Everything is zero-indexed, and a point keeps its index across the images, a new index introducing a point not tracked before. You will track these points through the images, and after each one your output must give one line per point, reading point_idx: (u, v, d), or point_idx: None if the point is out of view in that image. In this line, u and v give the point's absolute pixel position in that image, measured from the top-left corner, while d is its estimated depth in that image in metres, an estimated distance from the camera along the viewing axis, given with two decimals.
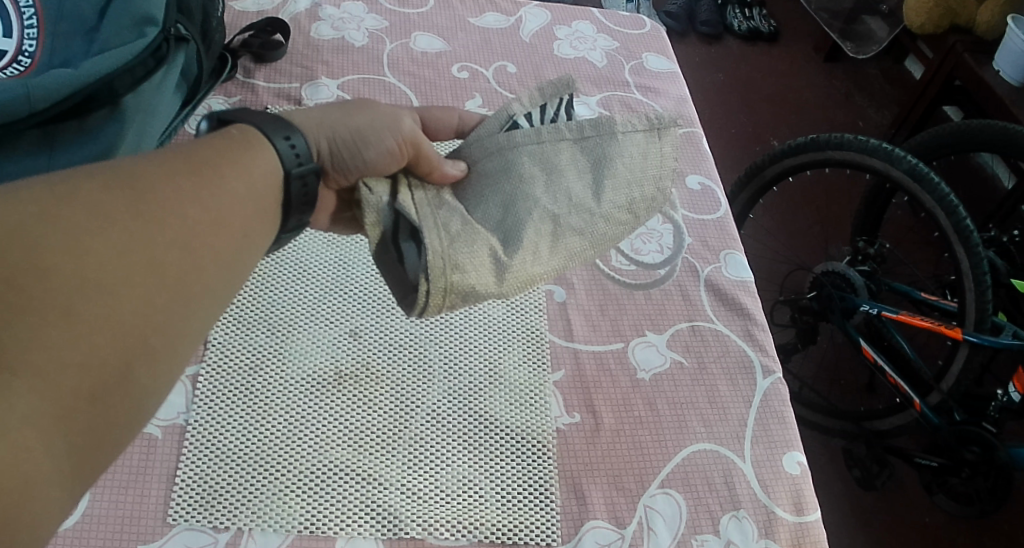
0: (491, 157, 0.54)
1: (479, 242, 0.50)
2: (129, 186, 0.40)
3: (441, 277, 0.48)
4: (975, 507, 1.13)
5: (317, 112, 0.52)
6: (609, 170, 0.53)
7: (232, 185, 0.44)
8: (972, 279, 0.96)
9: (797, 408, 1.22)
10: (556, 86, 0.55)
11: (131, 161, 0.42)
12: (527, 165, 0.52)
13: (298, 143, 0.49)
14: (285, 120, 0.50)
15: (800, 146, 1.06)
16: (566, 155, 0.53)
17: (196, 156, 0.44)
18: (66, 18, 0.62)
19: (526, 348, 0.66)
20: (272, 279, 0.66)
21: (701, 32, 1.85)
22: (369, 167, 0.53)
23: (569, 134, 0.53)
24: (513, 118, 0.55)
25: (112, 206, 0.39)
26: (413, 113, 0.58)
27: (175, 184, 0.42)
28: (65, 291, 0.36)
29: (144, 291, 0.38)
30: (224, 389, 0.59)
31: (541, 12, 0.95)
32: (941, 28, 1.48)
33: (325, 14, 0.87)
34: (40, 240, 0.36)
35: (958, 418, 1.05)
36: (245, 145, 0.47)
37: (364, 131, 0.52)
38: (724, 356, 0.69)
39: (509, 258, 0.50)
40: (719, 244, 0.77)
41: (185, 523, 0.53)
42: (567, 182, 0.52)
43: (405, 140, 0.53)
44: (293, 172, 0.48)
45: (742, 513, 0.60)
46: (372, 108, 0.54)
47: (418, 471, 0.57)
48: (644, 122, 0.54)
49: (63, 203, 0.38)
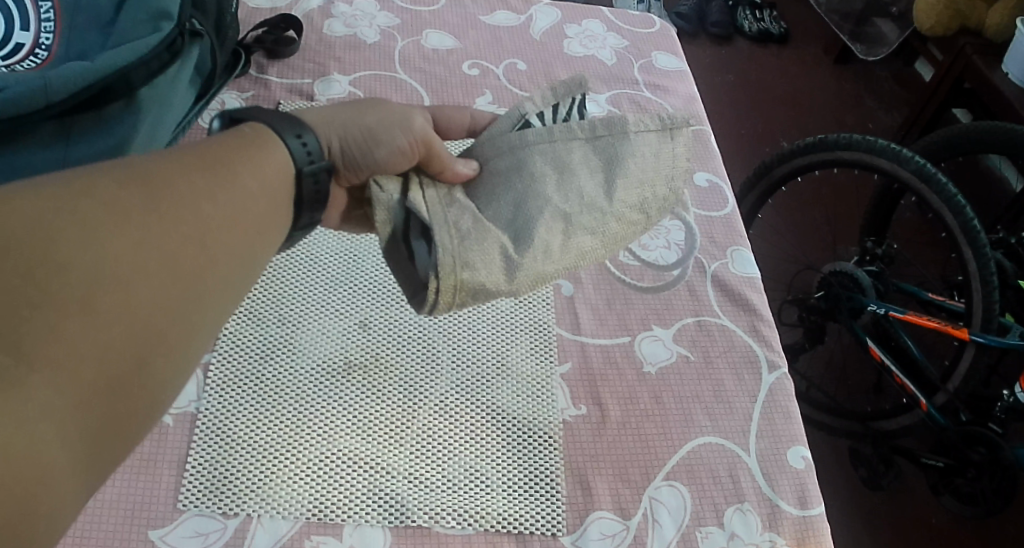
0: (502, 156, 0.55)
1: (490, 239, 0.51)
2: (144, 181, 0.41)
3: (451, 275, 0.49)
4: (981, 507, 1.12)
5: (329, 110, 0.53)
6: (622, 170, 0.54)
7: (245, 181, 0.45)
8: (979, 279, 0.97)
9: (802, 408, 1.23)
10: (568, 85, 0.56)
11: (145, 159, 0.42)
12: (539, 164, 0.53)
13: (309, 141, 0.50)
14: (297, 119, 0.51)
15: (808, 147, 1.07)
16: (578, 154, 0.54)
17: (210, 153, 0.45)
18: (83, 12, 0.63)
19: (534, 341, 0.67)
20: (284, 271, 0.67)
21: (712, 33, 1.85)
22: (380, 166, 0.54)
23: (581, 133, 0.54)
24: (525, 117, 0.56)
25: (127, 201, 0.39)
26: (425, 112, 0.59)
27: (187, 179, 0.42)
28: (80, 281, 0.36)
29: (159, 284, 0.38)
30: (236, 378, 0.60)
31: (552, 10, 0.96)
32: (950, 30, 1.49)
33: (338, 12, 0.88)
34: (54, 233, 0.36)
35: (965, 419, 1.06)
36: (258, 143, 0.48)
37: (375, 130, 0.53)
38: (731, 351, 0.69)
39: (520, 255, 0.51)
40: (726, 241, 0.78)
41: (195, 508, 0.54)
42: (579, 180, 0.53)
43: (416, 139, 0.54)
44: (304, 169, 0.49)
45: (747, 506, 0.60)
46: (383, 106, 0.55)
47: (426, 460, 0.58)
48: (657, 122, 0.55)
49: (79, 197, 0.38)
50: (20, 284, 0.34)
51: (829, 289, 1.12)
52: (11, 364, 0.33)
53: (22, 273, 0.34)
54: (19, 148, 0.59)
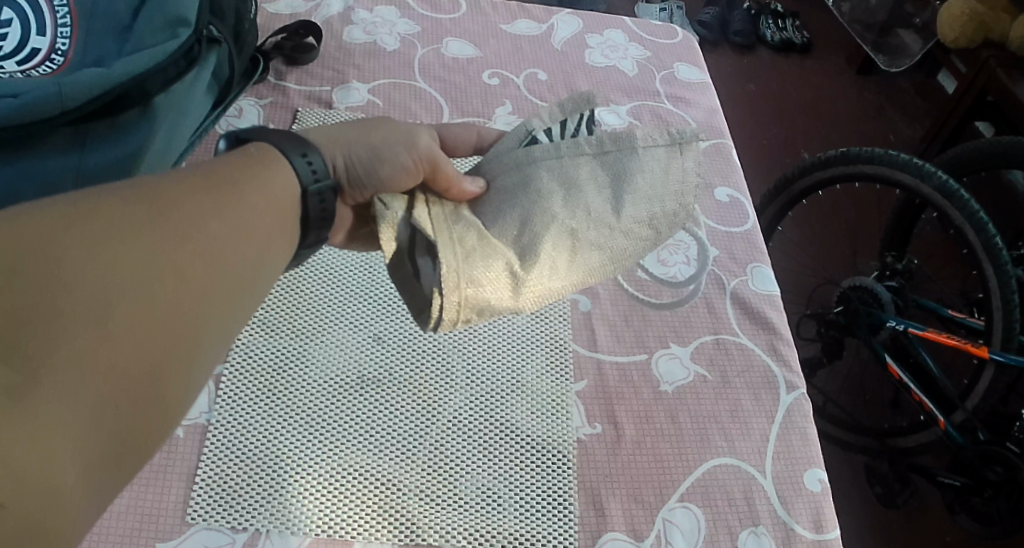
0: (509, 173, 0.54)
1: (496, 256, 0.50)
2: (152, 199, 0.40)
3: (455, 292, 0.49)
4: (996, 527, 1.10)
5: (332, 129, 0.53)
6: (630, 186, 0.53)
7: (252, 198, 0.45)
8: (999, 297, 0.95)
9: (820, 423, 1.22)
10: (577, 101, 0.54)
11: (153, 179, 0.42)
12: (546, 180, 0.52)
13: (315, 161, 0.49)
14: (303, 139, 0.50)
15: (829, 159, 1.05)
16: (585, 170, 0.53)
17: (215, 174, 0.44)
18: (100, 19, 0.62)
19: (549, 356, 0.66)
20: (299, 282, 0.66)
21: (734, 42, 1.83)
22: (384, 185, 0.53)
23: (588, 149, 0.53)
24: (532, 133, 0.55)
25: (134, 219, 0.39)
26: (432, 131, 0.58)
27: (195, 199, 0.42)
28: (89, 299, 0.35)
29: (168, 303, 0.38)
30: (247, 390, 0.59)
31: (573, 19, 0.95)
32: (974, 42, 1.47)
33: (357, 18, 0.88)
34: (63, 251, 0.36)
35: (982, 438, 1.04)
36: (265, 163, 0.47)
37: (379, 147, 0.53)
38: (748, 371, 0.68)
39: (526, 272, 0.50)
40: (746, 257, 0.77)
41: (204, 522, 0.53)
42: (586, 198, 0.52)
43: (421, 157, 0.53)
44: (310, 188, 0.48)
45: (761, 529, 0.59)
46: (387, 125, 0.54)
47: (439, 476, 0.57)
48: (666, 137, 0.54)
49: (89, 215, 0.37)
50: (25, 301, 0.34)
51: (848, 303, 1.11)
52: (16, 376, 0.32)
53: (31, 291, 0.34)
54: (32, 155, 0.58)
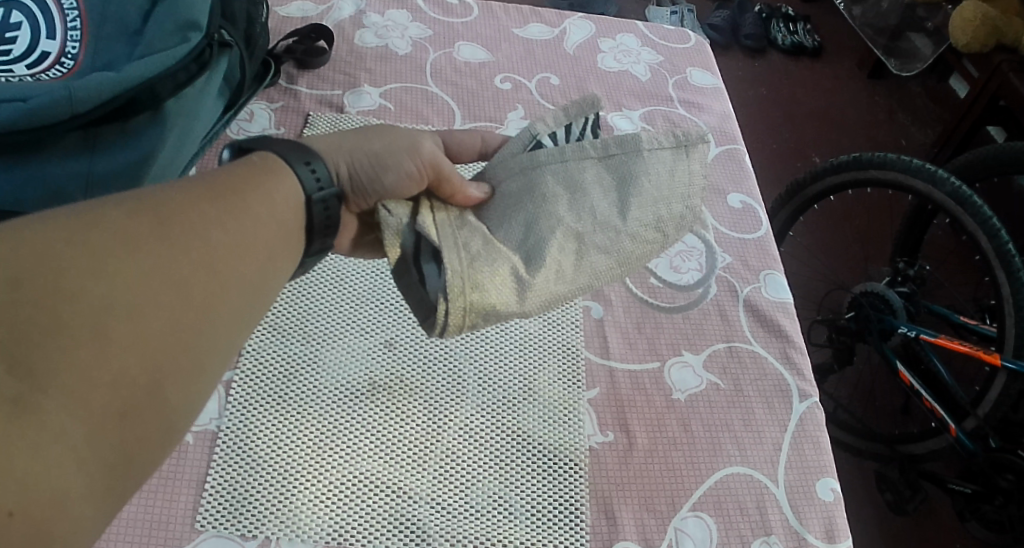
0: (515, 178, 0.53)
1: (501, 260, 0.50)
2: (155, 209, 0.40)
3: (460, 298, 0.48)
4: (1007, 537, 1.09)
5: (335, 137, 0.53)
6: (636, 188, 0.52)
7: (256, 209, 0.44)
8: (1013, 303, 0.93)
9: (830, 429, 1.21)
10: (580, 105, 0.54)
11: (158, 190, 0.41)
12: (550, 184, 0.52)
13: (319, 168, 0.48)
14: (307, 147, 0.50)
15: (841, 164, 1.04)
16: (591, 173, 0.52)
17: (219, 183, 0.44)
18: (110, 23, 0.62)
19: (562, 363, 0.65)
20: (309, 288, 0.66)
21: (745, 45, 1.83)
22: (388, 193, 0.52)
23: (593, 152, 0.52)
24: (536, 138, 0.54)
25: (137, 230, 0.38)
26: (436, 137, 0.58)
27: (200, 209, 0.41)
28: (90, 312, 0.35)
29: (172, 314, 0.37)
30: (258, 396, 0.59)
31: (586, 23, 0.95)
32: (986, 47, 1.44)
33: (369, 22, 0.88)
34: (63, 261, 0.35)
35: (994, 445, 1.03)
36: (269, 172, 0.46)
37: (382, 155, 0.52)
38: (760, 380, 0.67)
39: (531, 275, 0.50)
40: (759, 264, 0.76)
41: (213, 529, 0.53)
42: (591, 200, 0.51)
43: (425, 163, 0.53)
44: (314, 196, 0.48)
45: (773, 539, 0.59)
46: (390, 131, 0.54)
47: (450, 484, 0.57)
48: (671, 139, 0.53)
49: (90, 226, 0.37)
50: (27, 312, 0.33)
51: (859, 309, 1.10)
52: (16, 384, 0.32)
53: (32, 303, 0.34)
54: (42, 159, 0.58)
